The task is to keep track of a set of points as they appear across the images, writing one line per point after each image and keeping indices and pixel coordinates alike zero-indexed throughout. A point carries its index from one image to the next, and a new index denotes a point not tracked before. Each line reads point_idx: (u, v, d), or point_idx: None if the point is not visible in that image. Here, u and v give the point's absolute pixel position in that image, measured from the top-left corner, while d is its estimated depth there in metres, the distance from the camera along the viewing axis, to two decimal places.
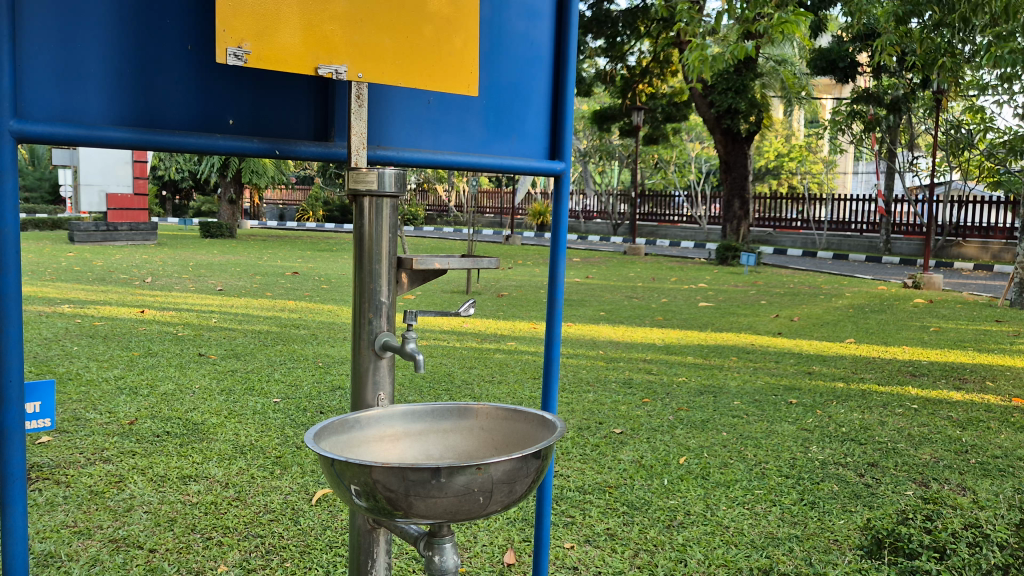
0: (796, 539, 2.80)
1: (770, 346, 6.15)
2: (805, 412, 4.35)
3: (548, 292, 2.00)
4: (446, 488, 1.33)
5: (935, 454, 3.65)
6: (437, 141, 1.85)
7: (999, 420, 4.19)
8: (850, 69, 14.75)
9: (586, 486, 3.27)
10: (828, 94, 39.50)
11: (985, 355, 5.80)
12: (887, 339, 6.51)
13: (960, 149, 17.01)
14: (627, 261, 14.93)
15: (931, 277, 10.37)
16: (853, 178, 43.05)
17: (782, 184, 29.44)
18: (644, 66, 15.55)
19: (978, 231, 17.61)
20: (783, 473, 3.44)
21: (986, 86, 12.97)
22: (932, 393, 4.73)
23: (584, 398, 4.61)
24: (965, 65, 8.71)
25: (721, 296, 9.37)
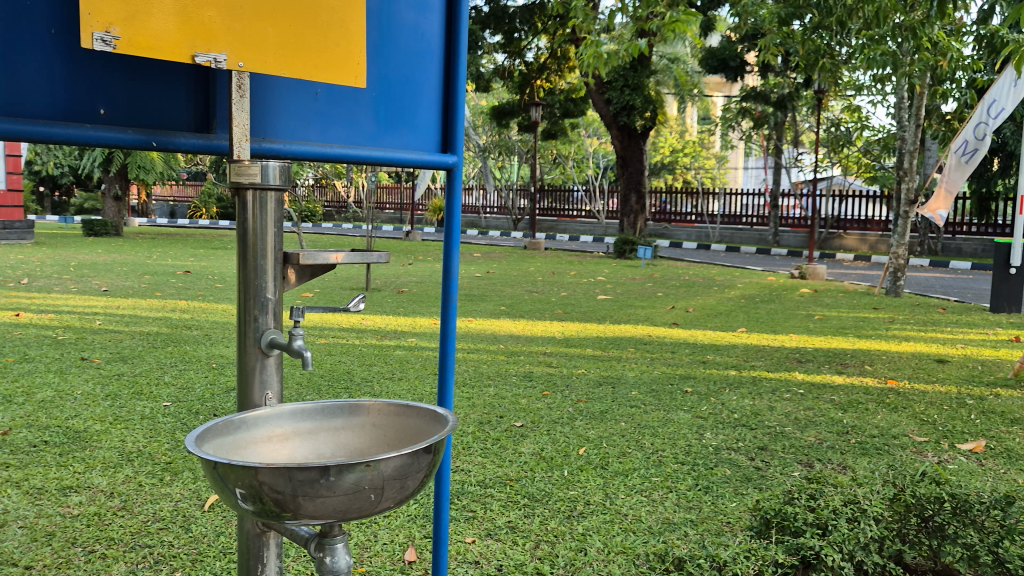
0: (691, 523, 2.88)
1: (666, 337, 6.32)
2: (699, 399, 4.49)
3: (441, 287, 1.99)
4: (336, 486, 1.30)
5: (818, 436, 3.83)
6: (325, 134, 1.82)
7: (876, 401, 4.44)
8: (740, 68, 15.30)
9: (487, 480, 3.28)
10: (718, 91, 40.86)
11: (864, 341, 6.13)
12: (776, 327, 6.80)
13: (840, 145, 17.91)
14: (528, 256, 15.03)
15: (815, 268, 10.88)
16: (744, 174, 44.76)
17: (677, 179, 30.28)
18: (542, 62, 15.71)
19: (857, 224, 18.55)
20: (679, 460, 3.53)
21: (862, 85, 13.68)
22: (817, 378, 4.98)
23: (485, 392, 4.62)
24: (843, 65, 9.18)
25: (618, 289, 9.56)
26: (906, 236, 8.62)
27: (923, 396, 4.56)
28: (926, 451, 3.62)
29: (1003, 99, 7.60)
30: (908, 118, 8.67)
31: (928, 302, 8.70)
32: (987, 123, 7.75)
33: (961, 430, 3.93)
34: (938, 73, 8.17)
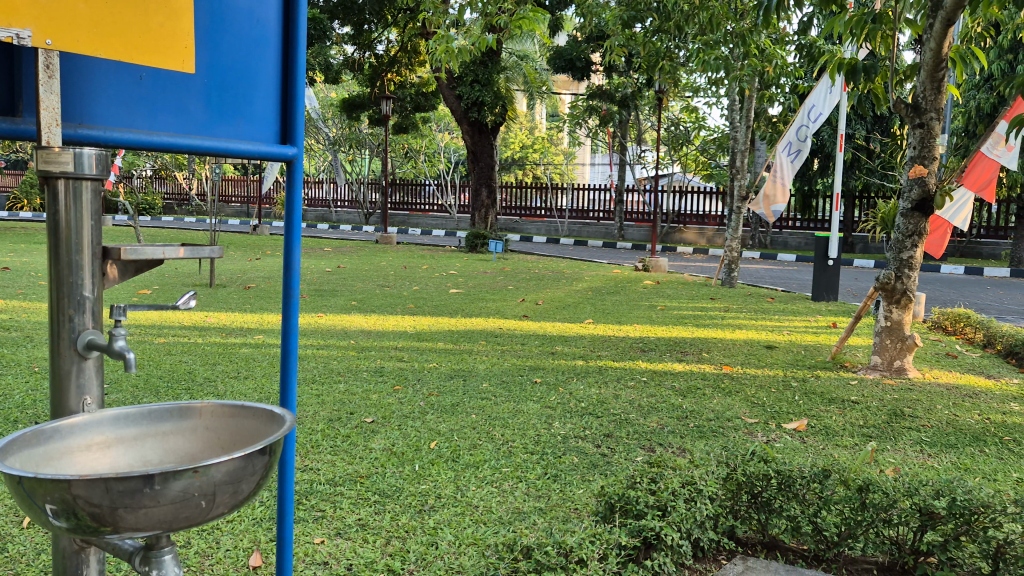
0: (539, 512, 2.94)
1: (516, 330, 6.42)
2: (548, 390, 4.59)
3: (283, 282, 1.93)
4: (161, 496, 1.24)
5: (660, 421, 4.01)
6: (153, 122, 1.71)
7: (712, 386, 4.70)
8: (586, 68, 15.76)
9: (336, 478, 3.21)
10: (566, 89, 41.82)
11: (702, 329, 6.48)
12: (621, 318, 7.06)
13: (679, 144, 18.81)
14: (380, 250, 14.84)
15: (658, 261, 11.38)
16: (591, 169, 46.19)
17: (527, 175, 30.78)
18: (392, 55, 15.59)
19: (696, 219, 19.56)
20: (528, 449, 3.60)
21: (699, 88, 14.41)
22: (658, 366, 5.21)
23: (335, 389, 4.52)
24: (682, 66, 9.61)
25: (470, 283, 9.62)
26: (739, 231, 9.16)
27: (753, 380, 4.88)
28: (755, 431, 3.87)
29: (821, 105, 8.24)
30: (739, 120, 9.22)
31: (759, 292, 9.29)
32: (807, 126, 8.37)
33: (786, 410, 4.23)
34: (766, 78, 8.74)
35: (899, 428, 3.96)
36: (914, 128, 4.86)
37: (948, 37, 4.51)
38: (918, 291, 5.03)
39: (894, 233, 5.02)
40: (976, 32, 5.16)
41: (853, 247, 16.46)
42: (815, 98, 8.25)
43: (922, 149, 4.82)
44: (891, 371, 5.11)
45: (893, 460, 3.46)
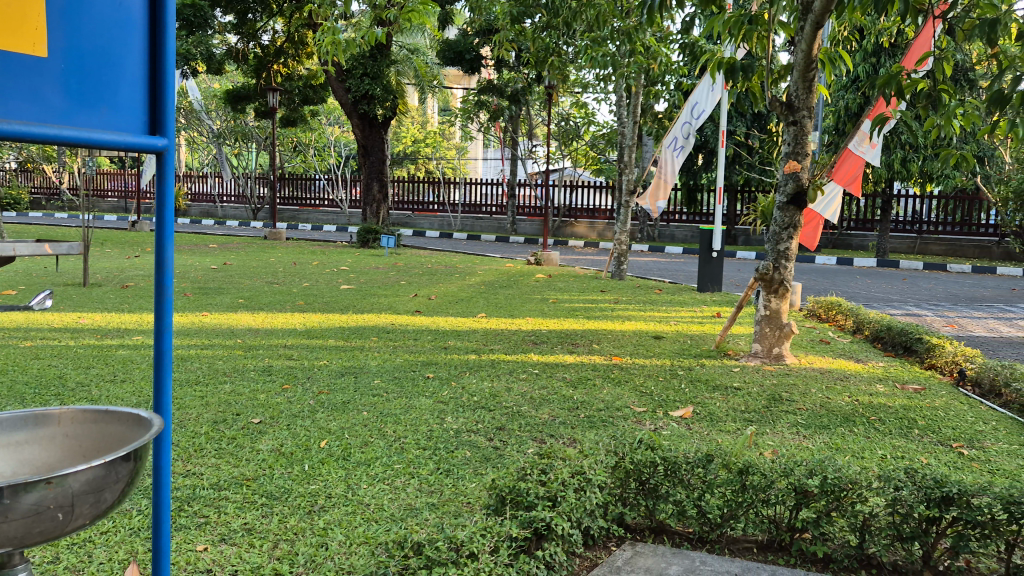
0: (431, 507, 2.93)
1: (408, 325, 6.37)
2: (440, 384, 4.58)
3: (154, 280, 1.83)
4: (11, 510, 1.22)
5: (551, 412, 4.06)
6: (3, 107, 1.53)
7: (602, 376, 4.81)
8: (475, 62, 15.66)
9: (221, 482, 3.10)
10: (459, 83, 41.73)
11: (592, 321, 6.60)
12: (513, 311, 7.12)
13: (569, 138, 19.10)
14: (268, 246, 14.44)
15: (549, 254, 11.53)
16: (483, 164, 46.35)
17: (419, 169, 30.58)
18: (278, 46, 15.15)
19: (586, 213, 19.91)
20: (421, 445, 3.57)
21: (588, 83, 14.64)
22: (550, 358, 5.28)
23: (220, 390, 4.36)
24: (570, 62, 9.74)
25: (362, 278, 9.47)
26: (628, 224, 9.38)
27: (642, 369, 5.01)
28: (643, 419, 3.97)
29: (703, 102, 8.53)
30: (627, 115, 9.42)
31: (647, 284, 9.54)
32: (690, 123, 8.66)
33: (672, 398, 4.36)
34: (651, 75, 8.96)
35: (777, 412, 4.15)
36: (787, 125, 5.09)
37: (817, 38, 4.74)
38: (794, 281, 5.27)
39: (771, 225, 5.25)
40: (841, 35, 5.45)
41: (735, 240, 17.14)
42: (697, 95, 8.52)
43: (796, 145, 5.05)
44: (771, 357, 5.34)
45: (771, 442, 3.62)
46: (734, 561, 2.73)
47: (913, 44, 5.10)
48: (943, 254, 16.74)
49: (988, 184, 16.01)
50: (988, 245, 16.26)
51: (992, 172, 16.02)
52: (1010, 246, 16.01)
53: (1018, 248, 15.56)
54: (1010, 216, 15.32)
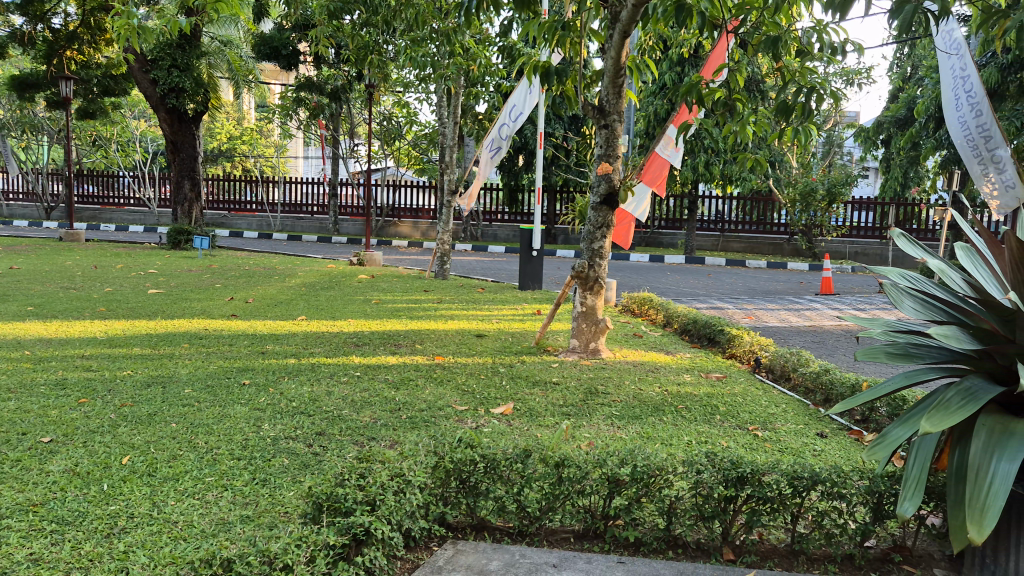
0: (246, 520, 2.80)
1: (223, 330, 6.06)
2: (257, 391, 4.39)
3: None
4: None
5: (373, 415, 4.00)
6: None
7: (425, 376, 4.80)
8: (292, 58, 15.23)
9: (3, 509, 2.81)
10: (275, 79, 40.32)
11: (415, 321, 6.58)
12: (335, 313, 6.95)
13: (392, 138, 18.94)
14: (63, 249, 13.27)
15: (372, 254, 11.36)
16: (304, 162, 45.05)
17: (236, 166, 29.24)
18: (72, 31, 13.93)
19: (410, 212, 19.85)
20: (235, 455, 3.41)
21: (409, 82, 14.57)
22: (373, 359, 5.21)
23: (2, 407, 3.95)
24: (391, 60, 9.63)
25: (171, 282, 8.90)
26: (450, 224, 9.41)
27: (464, 368, 5.04)
28: (465, 418, 4.01)
29: (521, 105, 8.68)
30: (447, 115, 9.45)
31: (470, 283, 9.64)
32: (508, 125, 8.79)
33: (494, 396, 4.43)
34: (471, 77, 9.04)
35: (593, 405, 4.31)
36: (600, 128, 5.29)
37: (625, 46, 4.96)
38: (608, 278, 5.50)
39: (586, 225, 5.44)
40: (648, 43, 5.75)
41: (555, 239, 17.70)
42: (515, 98, 8.66)
43: (607, 147, 5.27)
44: (588, 352, 5.54)
45: (587, 434, 3.76)
46: (552, 552, 2.80)
47: (710, 55, 5.46)
48: (742, 250, 18.11)
49: (779, 186, 17.46)
50: (781, 242, 17.76)
51: (782, 175, 17.52)
52: (798, 243, 17.58)
53: (805, 245, 17.14)
54: (798, 216, 16.86)
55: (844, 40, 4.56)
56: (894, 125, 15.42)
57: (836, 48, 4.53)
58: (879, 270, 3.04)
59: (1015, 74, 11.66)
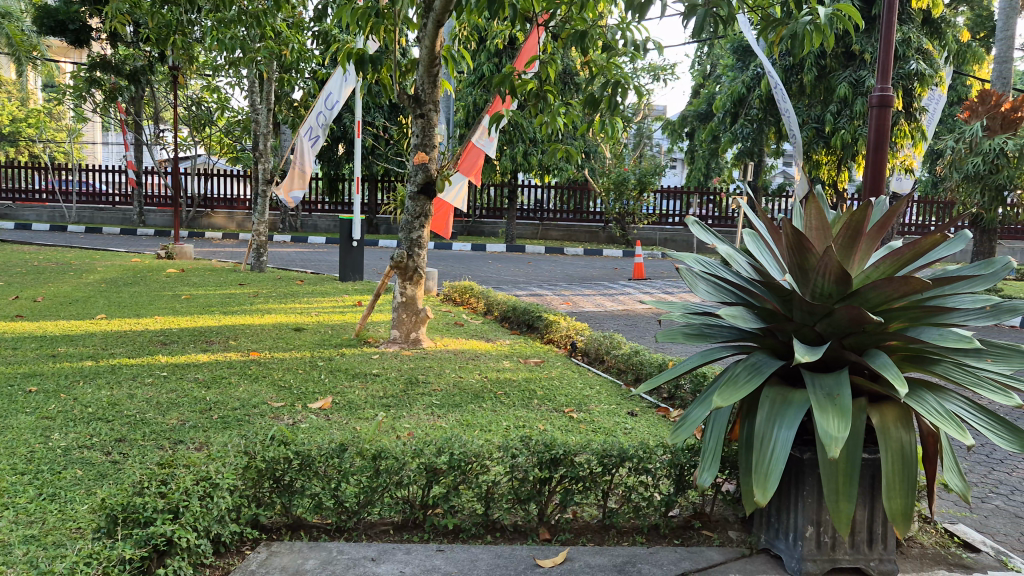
0: (31, 540, 2.56)
1: (6, 333, 5.50)
2: (46, 398, 4.03)
3: None
4: None
5: (181, 417, 3.79)
6: None
7: (238, 373, 4.59)
8: (83, 34, 14.02)
9: None
10: (65, 57, 37.14)
11: (228, 316, 6.29)
12: (139, 310, 6.51)
13: (201, 124, 17.96)
14: None
15: (182, 247, 10.74)
16: (102, 149, 41.87)
17: (21, 152, 26.65)
18: None
19: (223, 202, 18.94)
20: (17, 471, 3.10)
21: (218, 66, 13.86)
22: (181, 358, 4.92)
23: None
24: (196, 41, 9.09)
25: None
26: (266, 215, 9.06)
27: (281, 364, 4.87)
28: (281, 415, 3.88)
29: (337, 93, 8.51)
30: (260, 102, 9.08)
31: (289, 275, 9.35)
32: (324, 114, 8.61)
33: (312, 390, 4.31)
34: (284, 62, 8.73)
35: (413, 395, 4.30)
36: (415, 117, 5.28)
37: (440, 36, 4.96)
38: (427, 268, 5.51)
39: (404, 214, 5.40)
40: (463, 34, 5.77)
41: (378, 228, 17.51)
42: (331, 86, 8.47)
43: (424, 137, 5.26)
44: (408, 342, 5.52)
45: (408, 425, 3.74)
46: (371, 545, 2.78)
47: (524, 47, 5.58)
48: (561, 238, 18.71)
49: (594, 176, 18.18)
50: (596, 230, 18.53)
51: (597, 166, 18.25)
52: (613, 231, 18.41)
53: (619, 232, 17.98)
54: (612, 204, 17.66)
55: (646, 38, 4.81)
56: (696, 119, 16.59)
57: (638, 45, 4.77)
58: (676, 256, 3.22)
59: (797, 74, 12.84)
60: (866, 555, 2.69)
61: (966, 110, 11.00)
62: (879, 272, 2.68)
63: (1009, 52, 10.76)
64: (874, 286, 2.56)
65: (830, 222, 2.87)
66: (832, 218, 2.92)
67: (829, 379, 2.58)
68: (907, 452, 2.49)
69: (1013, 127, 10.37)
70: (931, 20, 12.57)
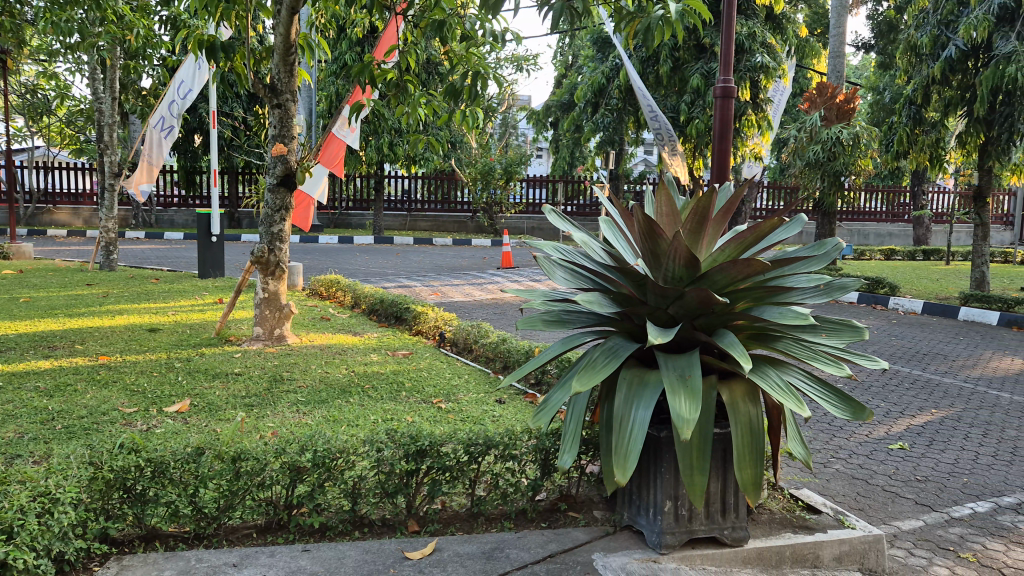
0: None
1: None
2: None
3: None
4: None
5: (18, 429, 3.52)
6: None
7: (85, 380, 4.32)
8: None
9: None
10: None
11: (73, 319, 5.90)
12: None
13: (39, 113, 16.72)
14: None
15: (20, 247, 9.98)
16: None
17: None
18: None
19: (67, 198, 17.75)
20: None
21: (55, 51, 12.92)
22: (19, 366, 4.58)
23: None
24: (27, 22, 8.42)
25: None
26: (115, 210, 8.55)
27: (133, 367, 4.62)
28: (134, 421, 3.68)
29: (190, 81, 8.13)
30: (103, 90, 8.54)
31: (142, 273, 8.87)
32: (178, 102, 8.21)
33: (168, 393, 4.11)
34: (129, 48, 8.23)
35: (277, 393, 4.18)
36: (272, 107, 5.10)
37: (294, 24, 4.82)
38: (289, 262, 5.36)
39: (263, 208, 5.24)
40: (319, 21, 5.62)
41: (239, 223, 16.89)
42: (183, 74, 8.08)
43: (281, 128, 5.10)
44: (273, 339, 5.36)
45: (271, 424, 3.63)
46: (232, 551, 2.68)
47: (382, 36, 5.52)
48: (429, 229, 18.63)
49: (461, 166, 18.21)
50: (465, 220, 18.62)
51: (463, 156, 18.27)
52: (481, 221, 18.53)
53: (487, 222, 18.09)
54: (479, 194, 17.78)
55: (504, 29, 4.85)
56: (559, 110, 16.93)
57: (497, 36, 4.81)
58: (534, 243, 3.26)
59: (653, 65, 13.29)
60: (721, 524, 2.82)
61: (806, 101, 11.72)
62: (725, 255, 2.81)
63: (841, 47, 11.55)
64: (720, 268, 2.68)
65: (679, 208, 2.99)
66: (681, 205, 3.05)
67: (681, 360, 2.69)
68: (753, 424, 2.64)
69: (848, 118, 11.16)
70: (774, 16, 13.32)
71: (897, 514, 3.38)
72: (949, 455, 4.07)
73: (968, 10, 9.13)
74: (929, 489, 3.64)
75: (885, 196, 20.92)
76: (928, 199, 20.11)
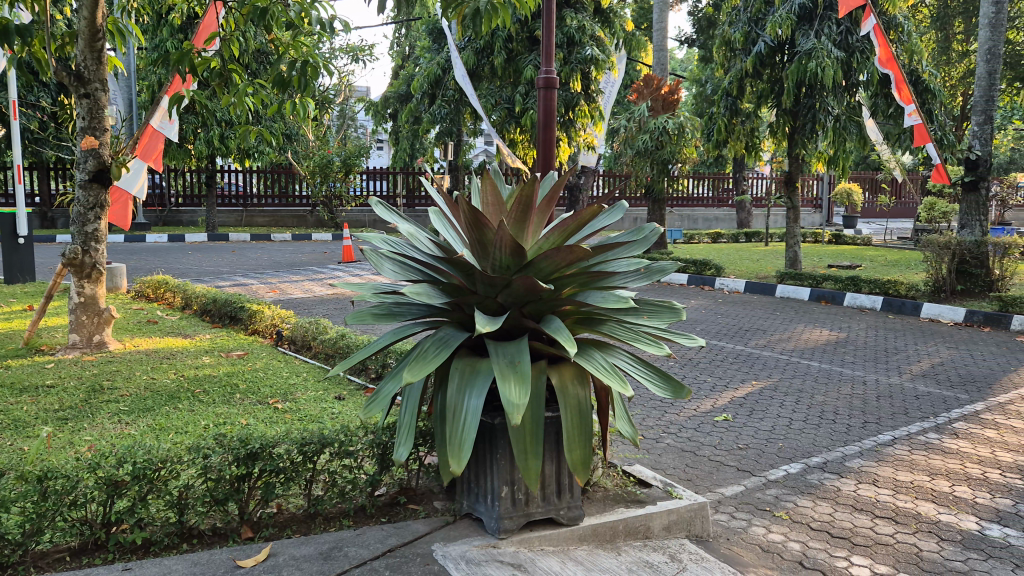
0: None
1: None
2: None
3: None
4: None
5: None
6: None
7: None
8: None
9: None
10: None
11: None
12: None
13: None
14: None
15: None
16: None
17: None
18: None
19: None
20: None
21: None
22: None
23: None
24: None
25: None
26: None
27: None
28: None
29: None
30: None
31: None
32: None
33: None
34: None
35: (97, 404, 3.91)
36: (79, 97, 4.75)
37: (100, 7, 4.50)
38: (107, 264, 5.02)
39: (74, 206, 4.86)
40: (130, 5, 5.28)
41: (53, 222, 15.64)
42: None
43: (91, 119, 4.76)
44: (91, 346, 5.01)
45: (88, 437, 3.39)
46: None
47: (201, 24, 5.27)
48: (267, 224, 17.97)
49: (298, 159, 17.70)
50: (304, 214, 18.10)
51: (300, 149, 17.76)
52: (320, 215, 18.04)
53: (326, 215, 17.70)
54: (319, 188, 17.38)
55: (332, 18, 4.73)
56: (397, 101, 16.79)
57: (325, 24, 4.68)
58: (363, 236, 3.21)
59: (488, 57, 13.39)
60: (556, 505, 2.88)
61: (633, 93, 12.16)
62: (549, 242, 2.88)
63: (664, 41, 12.08)
64: (544, 256, 2.74)
65: (504, 197, 3.03)
66: (507, 194, 3.09)
67: (512, 347, 2.73)
68: (582, 407, 2.72)
69: (672, 108, 11.70)
70: (601, 10, 13.73)
71: (721, 481, 3.60)
72: (766, 422, 4.37)
73: (774, 9, 9.82)
74: (749, 456, 3.89)
75: (711, 183, 22.09)
76: (747, 184, 21.43)
